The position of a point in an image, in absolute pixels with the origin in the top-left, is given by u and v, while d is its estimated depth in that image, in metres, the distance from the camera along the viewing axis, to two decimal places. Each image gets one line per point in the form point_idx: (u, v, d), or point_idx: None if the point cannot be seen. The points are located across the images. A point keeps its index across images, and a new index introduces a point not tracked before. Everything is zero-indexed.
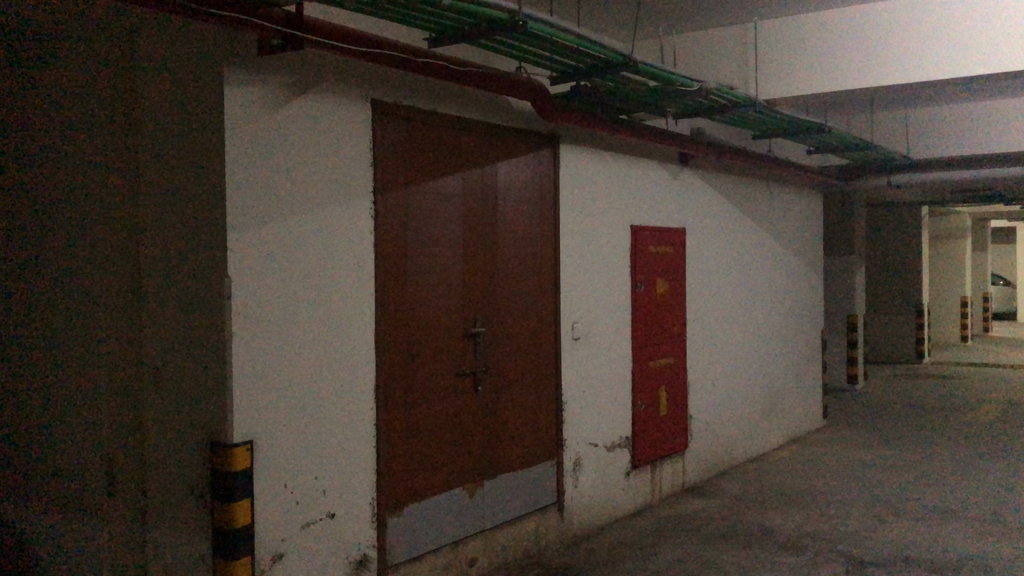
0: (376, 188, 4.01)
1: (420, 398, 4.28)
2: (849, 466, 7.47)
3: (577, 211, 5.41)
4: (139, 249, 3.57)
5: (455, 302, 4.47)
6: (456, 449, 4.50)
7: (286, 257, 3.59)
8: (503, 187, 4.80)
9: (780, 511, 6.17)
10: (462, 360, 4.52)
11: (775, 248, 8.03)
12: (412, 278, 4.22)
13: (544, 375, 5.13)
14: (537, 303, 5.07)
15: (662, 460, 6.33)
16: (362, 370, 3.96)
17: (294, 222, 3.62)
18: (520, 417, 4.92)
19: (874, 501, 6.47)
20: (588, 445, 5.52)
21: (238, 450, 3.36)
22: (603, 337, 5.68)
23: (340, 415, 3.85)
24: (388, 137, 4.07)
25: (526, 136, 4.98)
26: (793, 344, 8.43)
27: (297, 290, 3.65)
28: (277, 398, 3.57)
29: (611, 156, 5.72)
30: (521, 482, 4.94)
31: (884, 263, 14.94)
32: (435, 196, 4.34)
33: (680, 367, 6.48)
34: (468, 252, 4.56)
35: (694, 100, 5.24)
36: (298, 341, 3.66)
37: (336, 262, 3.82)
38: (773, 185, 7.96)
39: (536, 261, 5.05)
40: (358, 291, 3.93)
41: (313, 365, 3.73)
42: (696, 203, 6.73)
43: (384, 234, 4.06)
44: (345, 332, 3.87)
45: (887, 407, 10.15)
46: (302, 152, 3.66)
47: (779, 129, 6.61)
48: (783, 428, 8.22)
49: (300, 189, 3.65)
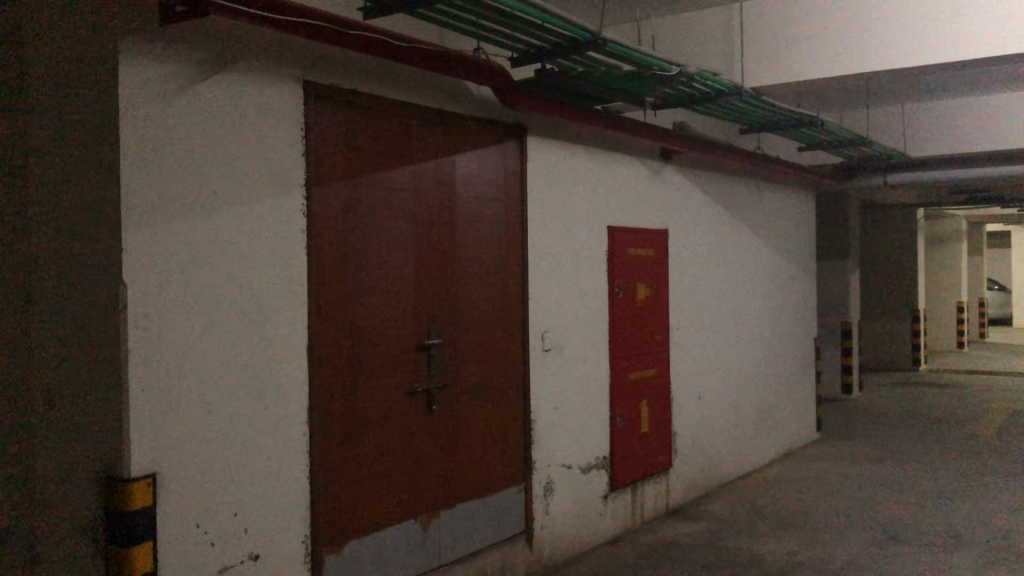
0: (310, 181, 3.54)
1: (365, 418, 3.80)
2: (843, 486, 7.01)
3: (546, 210, 4.94)
4: (28, 240, 3.06)
5: (405, 310, 4.00)
6: (408, 475, 4.02)
7: (199, 260, 3.11)
8: (462, 182, 4.33)
9: (770, 537, 5.70)
10: (414, 376, 4.04)
11: (766, 251, 7.58)
12: (356, 284, 3.75)
13: (511, 390, 4.65)
14: (502, 311, 4.59)
15: (644, 480, 5.85)
16: (294, 388, 3.48)
17: (209, 221, 3.15)
18: (482, 437, 4.44)
19: (873, 524, 6.00)
20: (560, 467, 5.04)
21: (138, 487, 2.88)
22: (577, 348, 5.21)
23: (266, 440, 3.37)
24: (324, 123, 3.61)
25: (489, 126, 4.51)
26: (784, 355, 7.96)
27: (214, 297, 3.17)
28: (189, 422, 3.09)
29: (586, 152, 5.25)
30: (483, 510, 4.45)
31: (878, 268, 14.52)
32: (380, 191, 3.87)
33: (663, 379, 6.01)
34: (422, 255, 4.08)
35: (674, 87, 4.76)
36: (216, 357, 3.18)
37: (260, 267, 3.34)
38: (763, 185, 7.51)
39: (501, 264, 4.58)
40: (289, 299, 3.45)
41: (233, 384, 3.24)
42: (680, 203, 6.26)
43: (320, 233, 3.59)
44: (273, 346, 3.39)
45: (882, 419, 9.71)
46: (219, 140, 3.19)
47: (769, 122, 6.14)
48: (774, 443, 7.76)
49: (215, 181, 3.17)
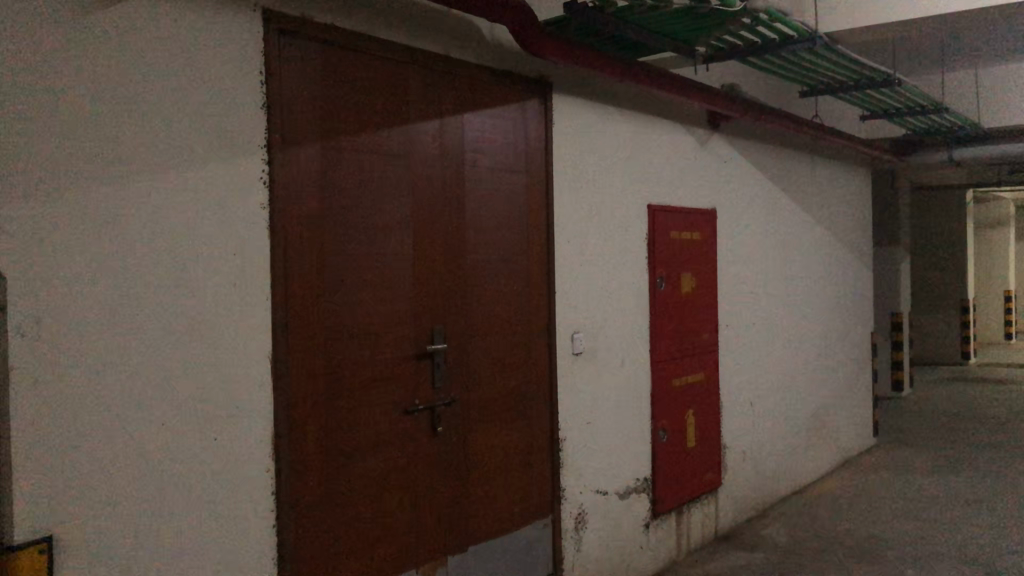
0: (273, 141, 2.72)
1: (353, 448, 3.00)
2: (913, 501, 6.14)
3: (576, 184, 4.09)
4: None
5: (403, 308, 3.18)
6: (405, 514, 3.20)
7: (118, 242, 2.30)
8: (473, 148, 3.50)
9: (840, 567, 4.84)
10: (414, 388, 3.23)
11: (821, 235, 6.70)
12: (337, 275, 2.93)
13: (534, 405, 3.82)
14: (524, 307, 3.76)
15: (691, 502, 5.01)
16: (256, 411, 2.68)
17: (128, 188, 2.33)
18: (499, 462, 3.62)
19: (958, 549, 5.14)
20: (594, 493, 4.20)
21: (22, 557, 2.06)
22: (613, 350, 4.36)
23: (219, 479, 2.56)
24: (293, 66, 2.79)
25: (507, 81, 3.67)
26: (842, 353, 7.08)
27: (137, 290, 2.35)
28: (108, 460, 2.28)
29: (622, 116, 4.41)
30: (505, 551, 3.64)
31: (925, 255, 13.57)
32: (369, 157, 3.05)
33: (710, 384, 5.16)
34: (423, 239, 3.26)
35: (733, 30, 3.87)
36: (144, 372, 2.37)
37: (204, 252, 2.53)
38: (818, 160, 6.61)
39: (520, 251, 3.74)
40: (246, 294, 2.64)
41: (172, 406, 2.44)
42: (728, 179, 5.39)
43: (289, 210, 2.77)
44: (223, 356, 2.58)
45: (942, 421, 8.83)
46: (145, 80, 2.37)
47: (835, 83, 5.24)
48: (830, 452, 6.90)
49: (140, 134, 2.36)
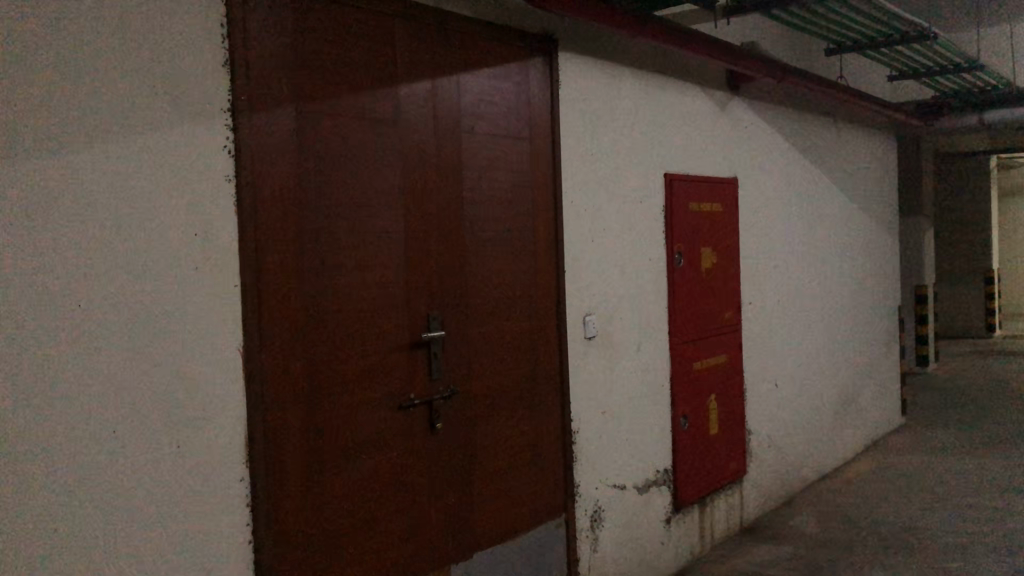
0: (239, 104, 2.37)
1: (340, 451, 2.68)
2: (946, 482, 5.80)
3: (585, 154, 3.73)
4: None
5: (394, 292, 2.84)
6: (402, 519, 2.88)
7: (58, 220, 1.99)
8: (470, 114, 3.15)
9: (876, 555, 4.51)
10: (408, 381, 2.90)
11: (846, 206, 6.32)
12: (317, 257, 2.60)
13: (544, 396, 3.50)
14: (530, 289, 3.42)
15: (715, 492, 4.69)
16: (228, 413, 2.36)
17: (70, 159, 2.01)
18: (506, 459, 3.30)
19: (1000, 531, 4.80)
20: (611, 489, 3.88)
21: None
22: (628, 332, 4.02)
23: (186, 490, 2.24)
24: (261, 19, 2.44)
25: (508, 38, 3.32)
26: (868, 329, 6.72)
27: (78, 277, 2.03)
28: (46, 472, 1.96)
29: (634, 77, 4.04)
30: (514, 555, 3.32)
31: (948, 226, 13.14)
32: (352, 123, 2.71)
33: (733, 365, 4.82)
34: (416, 214, 2.92)
35: None
36: (94, 372, 2.06)
37: (159, 231, 2.20)
38: (842, 124, 6.22)
39: (526, 227, 3.40)
40: (211, 279, 2.32)
41: (128, 410, 2.12)
42: (749, 146, 5.02)
43: (260, 184, 2.43)
44: (187, 349, 2.26)
45: (971, 397, 8.47)
46: (85, 34, 2.04)
47: (867, 38, 4.84)
48: (857, 433, 6.56)
49: (75, 91, 2.02)
